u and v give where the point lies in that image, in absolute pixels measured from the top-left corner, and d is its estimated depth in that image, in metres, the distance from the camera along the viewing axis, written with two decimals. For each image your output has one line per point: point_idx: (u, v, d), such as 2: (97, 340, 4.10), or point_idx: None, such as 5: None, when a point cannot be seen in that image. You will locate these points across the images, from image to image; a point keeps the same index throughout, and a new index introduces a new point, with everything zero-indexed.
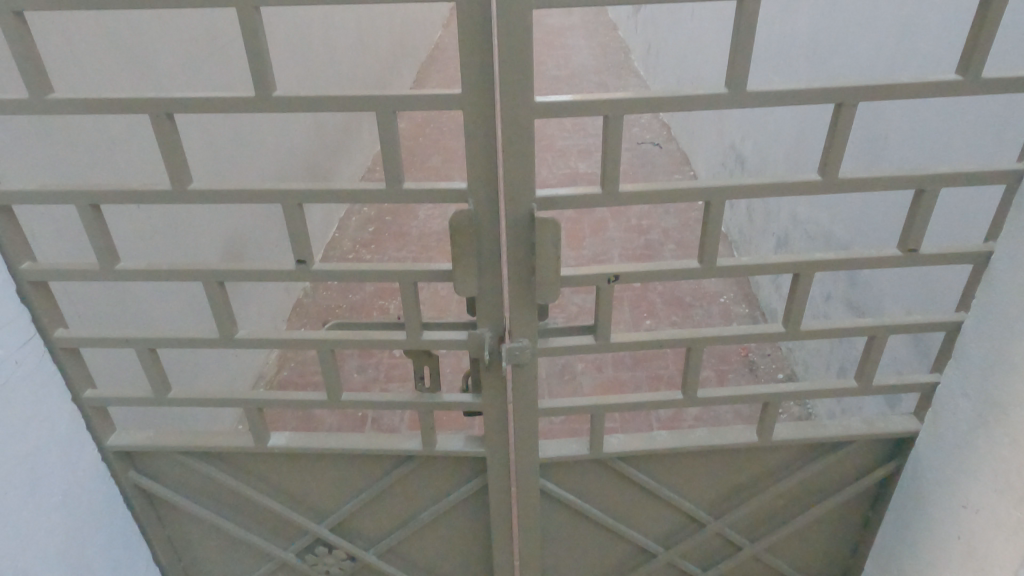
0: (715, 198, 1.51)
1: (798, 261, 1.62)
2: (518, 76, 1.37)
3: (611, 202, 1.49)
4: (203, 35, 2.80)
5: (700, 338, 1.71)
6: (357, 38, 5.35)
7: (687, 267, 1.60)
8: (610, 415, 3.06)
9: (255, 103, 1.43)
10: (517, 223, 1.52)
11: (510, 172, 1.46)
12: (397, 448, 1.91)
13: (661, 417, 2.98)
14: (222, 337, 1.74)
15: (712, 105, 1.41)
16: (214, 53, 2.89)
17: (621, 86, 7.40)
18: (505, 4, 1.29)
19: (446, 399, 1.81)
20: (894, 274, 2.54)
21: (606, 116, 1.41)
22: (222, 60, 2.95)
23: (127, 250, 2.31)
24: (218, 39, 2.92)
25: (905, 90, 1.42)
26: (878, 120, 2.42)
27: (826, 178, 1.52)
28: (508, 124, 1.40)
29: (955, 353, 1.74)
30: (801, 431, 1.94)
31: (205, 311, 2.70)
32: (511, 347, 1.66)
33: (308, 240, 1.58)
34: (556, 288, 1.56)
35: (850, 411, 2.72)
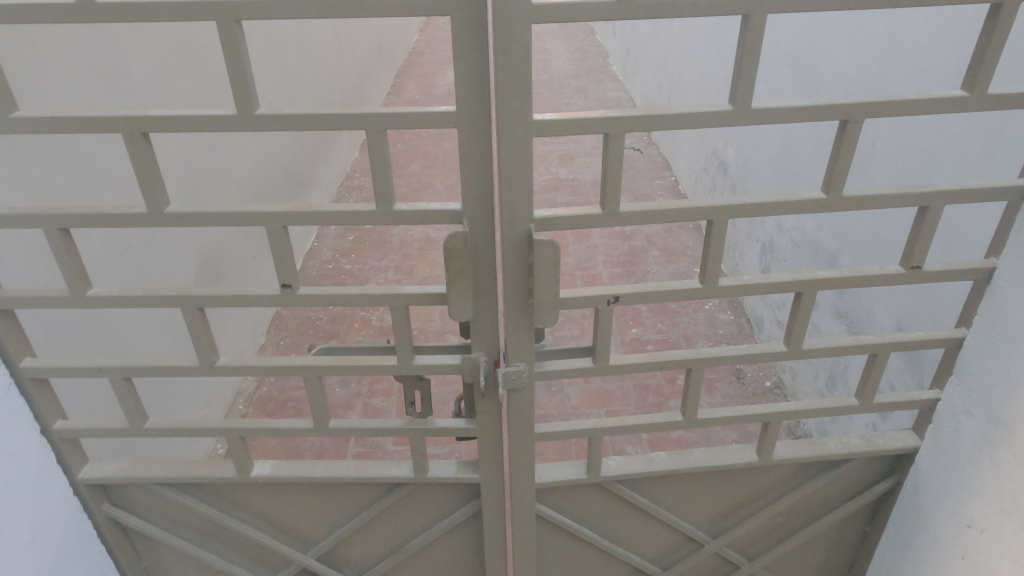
0: (719, 218, 1.44)
1: (801, 279, 1.55)
2: (516, 92, 1.27)
3: (612, 222, 1.41)
4: (180, 49, 2.70)
5: (701, 358, 1.65)
6: (333, 43, 5.26)
7: (688, 288, 1.53)
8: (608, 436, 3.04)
9: (237, 122, 1.35)
10: (513, 245, 1.43)
11: (506, 192, 1.37)
12: (388, 475, 1.84)
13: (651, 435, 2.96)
14: (200, 365, 1.65)
15: (716, 122, 1.32)
16: (191, 60, 2.78)
17: (600, 92, 7.42)
18: (501, 17, 1.20)
19: (439, 425, 1.74)
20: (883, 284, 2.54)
21: (605, 134, 1.32)
22: (200, 69, 2.84)
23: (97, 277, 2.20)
24: (196, 52, 2.82)
25: (915, 106, 1.36)
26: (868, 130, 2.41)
27: (831, 197, 1.43)
28: (502, 143, 1.32)
29: (956, 369, 1.71)
30: (802, 450, 1.90)
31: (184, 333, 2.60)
32: (506, 372, 1.59)
33: (293, 264, 1.50)
34: (555, 312, 1.47)
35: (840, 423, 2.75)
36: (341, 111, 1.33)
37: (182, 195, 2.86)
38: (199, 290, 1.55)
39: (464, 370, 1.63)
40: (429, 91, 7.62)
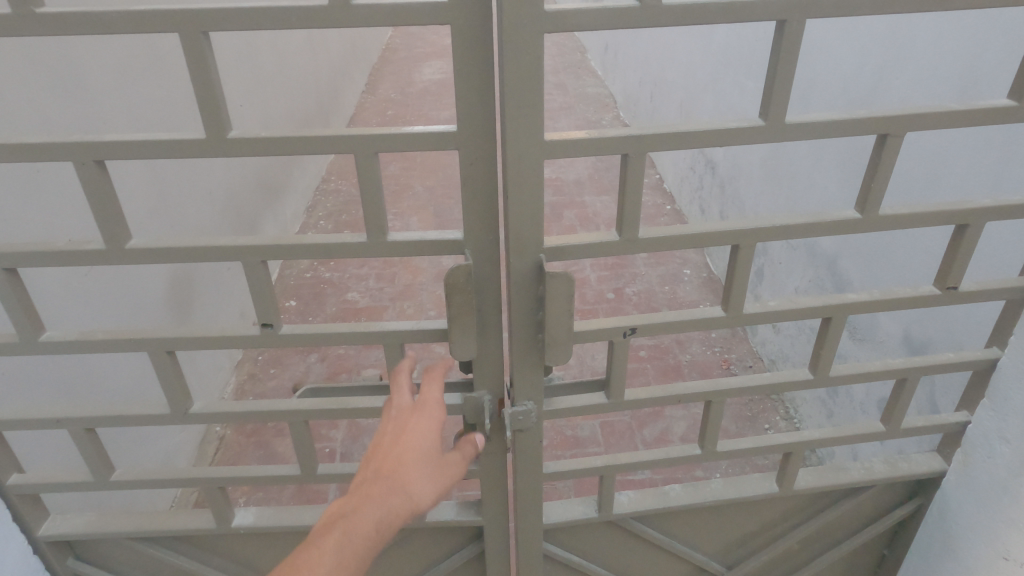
0: (746, 242, 1.31)
1: (832, 304, 1.43)
2: (526, 109, 1.12)
3: (631, 250, 1.27)
4: (139, 56, 2.50)
5: (722, 389, 1.53)
6: (305, 42, 5.05)
7: (711, 316, 1.41)
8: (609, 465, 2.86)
9: (207, 146, 1.19)
10: (522, 277, 1.29)
11: (514, 221, 1.22)
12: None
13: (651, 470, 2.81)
14: (172, 413, 1.49)
15: (747, 139, 1.19)
16: (154, 67, 2.58)
17: (579, 88, 7.29)
18: (510, 27, 1.06)
19: None
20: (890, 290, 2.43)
21: (625, 154, 1.18)
22: (164, 76, 2.65)
23: (58, 319, 2.01)
24: (158, 62, 2.62)
25: (960, 118, 1.24)
26: None
27: (865, 217, 1.31)
28: (510, 167, 1.17)
29: (990, 392, 1.61)
30: (824, 478, 1.79)
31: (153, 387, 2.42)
32: (513, 413, 1.45)
33: (274, 301, 1.36)
34: (569, 349, 1.33)
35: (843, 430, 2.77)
36: (326, 133, 1.18)
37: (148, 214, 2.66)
38: (169, 332, 1.39)
39: (466, 410, 1.49)
40: (404, 89, 7.42)
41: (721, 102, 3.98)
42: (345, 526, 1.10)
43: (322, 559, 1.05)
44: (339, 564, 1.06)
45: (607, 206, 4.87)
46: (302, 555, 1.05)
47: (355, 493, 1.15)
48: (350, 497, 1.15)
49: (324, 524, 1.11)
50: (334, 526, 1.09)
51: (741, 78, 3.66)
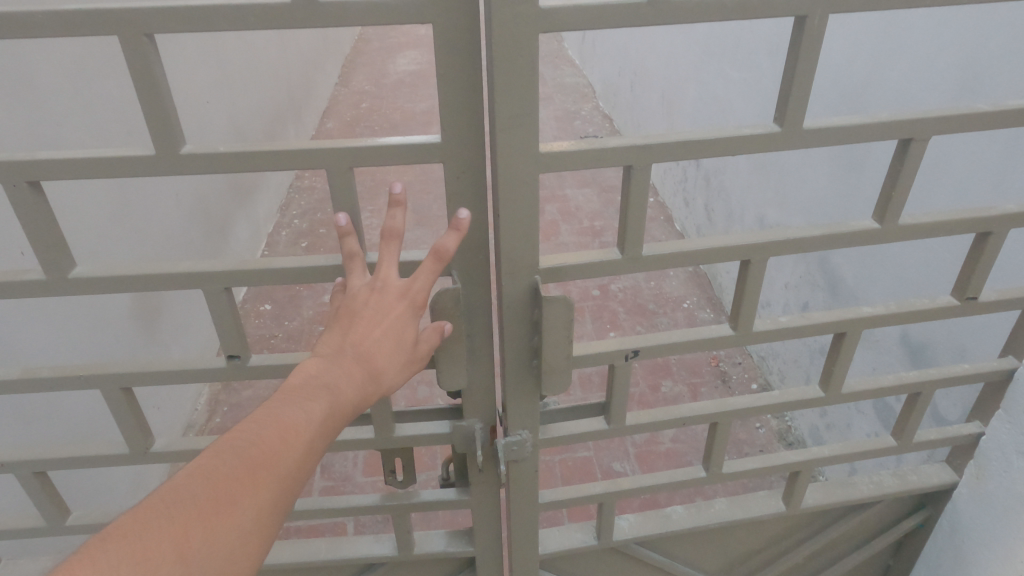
0: (758, 256, 1.21)
1: (846, 318, 1.34)
2: (521, 119, 1.00)
3: (633, 268, 1.16)
4: (82, 59, 2.32)
5: (728, 410, 1.43)
6: (273, 35, 4.86)
7: (719, 335, 1.30)
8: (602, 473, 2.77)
9: (157, 163, 1.06)
10: (515, 300, 1.17)
11: (506, 240, 1.11)
12: (369, 554, 1.58)
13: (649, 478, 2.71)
14: (131, 453, 1.38)
15: (760, 147, 1.08)
16: (98, 71, 2.40)
17: (557, 78, 7.14)
18: (502, 27, 0.94)
19: (426, 498, 1.48)
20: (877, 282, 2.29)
21: (628, 166, 1.07)
22: (111, 78, 2.48)
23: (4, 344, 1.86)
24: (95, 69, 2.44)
25: (987, 121, 1.14)
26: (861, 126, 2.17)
27: (885, 226, 1.21)
28: (503, 184, 1.05)
29: (1006, 403, 1.53)
30: (832, 494, 1.70)
31: (108, 424, 2.26)
32: (506, 444, 1.34)
33: (239, 332, 1.26)
34: (567, 378, 1.22)
35: (836, 428, 2.70)
36: (294, 147, 1.05)
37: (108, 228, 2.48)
38: (122, 368, 1.28)
39: (456, 439, 1.39)
40: (378, 81, 7.22)
41: (705, 94, 3.87)
42: (319, 401, 0.94)
43: (295, 436, 0.89)
44: (311, 445, 0.90)
45: (589, 200, 4.75)
46: (270, 422, 0.89)
47: (332, 368, 0.99)
48: (324, 369, 0.98)
49: (290, 394, 0.94)
50: (308, 402, 0.93)
51: (726, 68, 3.55)
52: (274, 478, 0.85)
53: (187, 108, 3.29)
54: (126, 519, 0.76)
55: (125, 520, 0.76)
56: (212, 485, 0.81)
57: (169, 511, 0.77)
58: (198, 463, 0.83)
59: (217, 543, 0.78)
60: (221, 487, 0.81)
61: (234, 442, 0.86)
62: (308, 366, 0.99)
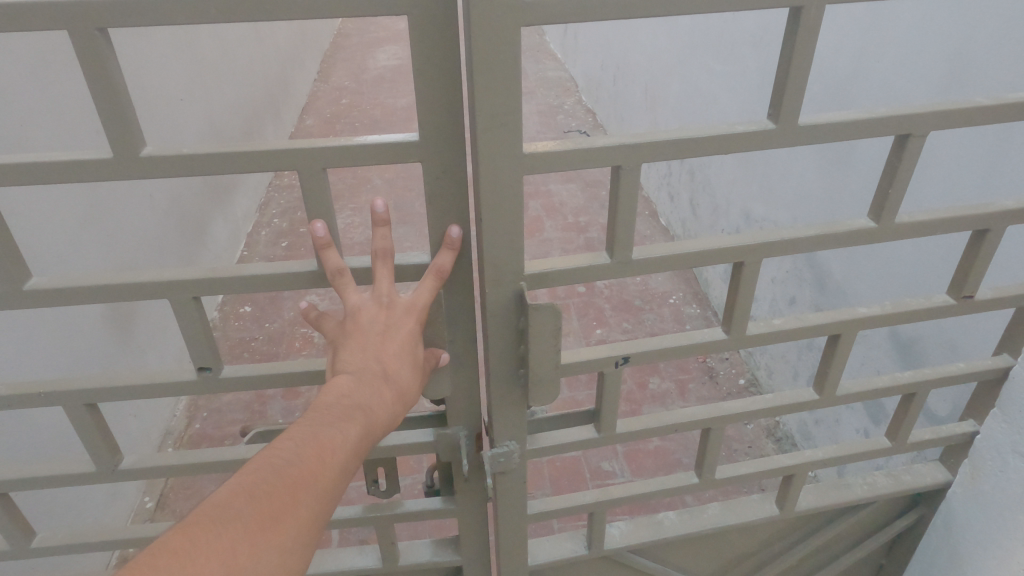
0: (751, 258, 1.16)
1: (841, 320, 1.30)
2: (503, 117, 0.95)
3: (623, 272, 1.12)
4: (32, 61, 2.23)
5: (721, 415, 1.39)
6: (249, 30, 4.75)
7: (712, 338, 1.26)
8: (591, 473, 2.73)
9: (116, 167, 1.00)
10: (500, 308, 1.12)
11: (490, 246, 1.05)
12: (352, 565, 1.52)
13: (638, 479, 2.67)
14: (99, 471, 1.33)
15: (754, 144, 1.04)
16: (49, 78, 2.31)
17: (539, 72, 7.08)
18: (482, 21, 0.88)
19: (410, 509, 1.43)
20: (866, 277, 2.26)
21: (617, 166, 1.02)
22: (65, 87, 2.39)
23: None
24: (51, 69, 2.34)
25: (985, 115, 1.10)
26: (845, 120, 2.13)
27: (882, 225, 1.17)
28: (486, 186, 1.00)
29: (1001, 402, 1.50)
30: (825, 497, 1.67)
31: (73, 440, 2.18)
32: (493, 456, 1.29)
33: (209, 343, 1.20)
34: (556, 387, 1.17)
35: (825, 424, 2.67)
36: (261, 149, 0.99)
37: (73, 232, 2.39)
38: (87, 384, 1.22)
39: (439, 446, 1.34)
40: (358, 76, 7.12)
41: (689, 87, 3.83)
42: (352, 422, 0.96)
43: (331, 456, 0.91)
44: (347, 465, 0.93)
45: (573, 195, 4.71)
46: (307, 443, 0.91)
47: (358, 387, 1.00)
48: (351, 387, 1.00)
49: (322, 413, 0.96)
50: (343, 422, 0.95)
51: (709, 61, 3.51)
52: (312, 498, 0.87)
53: (158, 106, 3.19)
54: (177, 537, 0.77)
55: (171, 537, 0.77)
56: (257, 505, 0.82)
57: (219, 532, 0.79)
58: (243, 483, 0.84)
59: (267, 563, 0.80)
60: (263, 506, 0.83)
61: (273, 462, 0.88)
62: (339, 384, 1.00)
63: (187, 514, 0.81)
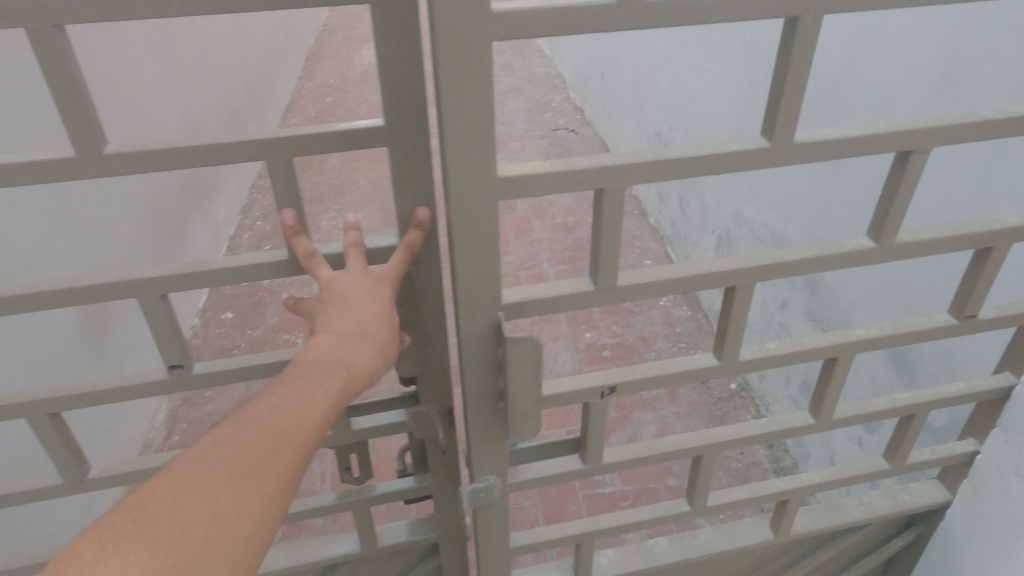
0: (744, 281, 1.09)
1: (838, 343, 1.23)
2: (476, 137, 0.87)
3: (607, 299, 1.04)
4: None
5: (712, 442, 1.32)
6: (229, 28, 4.64)
7: (702, 364, 1.19)
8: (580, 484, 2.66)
9: (73, 168, 0.92)
10: (477, 340, 1.05)
11: (465, 276, 0.98)
12: (329, 556, 1.45)
13: (629, 491, 2.61)
14: (66, 485, 1.25)
15: (745, 163, 0.97)
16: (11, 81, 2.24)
17: (526, 69, 6.99)
18: (450, 35, 0.80)
19: (385, 491, 1.38)
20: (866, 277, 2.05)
21: (599, 189, 0.95)
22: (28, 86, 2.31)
23: None
24: (14, 68, 2.25)
25: (989, 129, 1.03)
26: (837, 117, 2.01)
27: (883, 244, 1.11)
28: (459, 213, 0.92)
29: (1003, 422, 1.44)
30: (821, 519, 1.61)
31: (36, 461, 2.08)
32: (472, 491, 1.22)
33: (180, 342, 1.13)
34: (538, 421, 1.10)
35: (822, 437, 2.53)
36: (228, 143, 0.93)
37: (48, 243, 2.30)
38: (49, 394, 1.14)
39: (414, 426, 1.29)
40: (343, 73, 7.00)
41: (678, 85, 3.76)
42: (332, 376, 0.94)
43: (308, 410, 0.89)
44: (326, 419, 0.91)
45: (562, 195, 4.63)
46: (282, 398, 0.90)
47: (336, 341, 0.98)
48: (330, 342, 0.98)
49: (301, 368, 0.94)
50: (324, 379, 0.93)
51: (698, 58, 3.44)
52: (290, 453, 0.86)
53: (133, 108, 3.09)
54: (148, 491, 0.78)
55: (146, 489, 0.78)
56: (228, 461, 0.82)
57: (189, 486, 0.79)
58: (217, 439, 0.84)
59: (240, 520, 0.80)
60: (237, 463, 0.82)
61: (249, 418, 0.87)
62: (318, 342, 0.98)
63: (163, 467, 0.82)
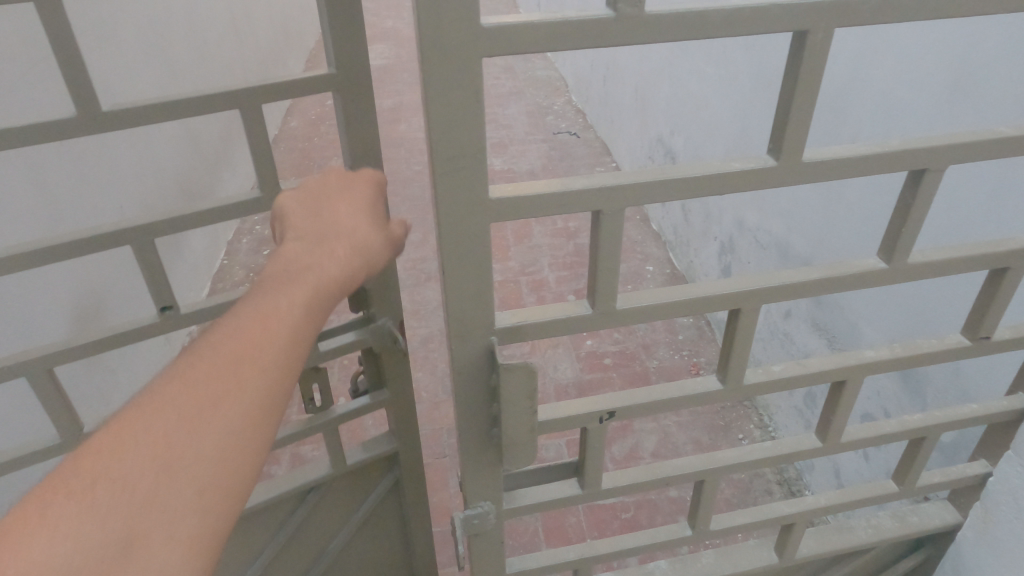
0: (748, 303, 1.05)
1: (846, 365, 1.19)
2: (467, 156, 0.83)
3: (605, 323, 1.00)
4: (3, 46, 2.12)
5: (715, 466, 1.27)
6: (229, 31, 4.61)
7: (704, 388, 1.15)
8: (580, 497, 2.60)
9: (79, 121, 1.13)
10: (469, 366, 1.00)
11: (456, 301, 0.93)
12: (302, 481, 1.62)
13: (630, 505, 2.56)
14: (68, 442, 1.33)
15: (751, 184, 0.92)
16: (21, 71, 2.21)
17: (528, 72, 6.94)
18: (440, 51, 0.76)
19: (348, 409, 1.58)
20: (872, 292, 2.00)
21: (596, 211, 0.90)
22: (34, 73, 2.27)
23: None
24: (22, 60, 2.22)
25: (1007, 146, 0.99)
26: (845, 125, 1.96)
27: (895, 266, 1.06)
28: (450, 236, 0.88)
29: (1017, 445, 1.39)
30: (825, 540, 1.56)
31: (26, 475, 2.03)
32: (465, 517, 1.17)
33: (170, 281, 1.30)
34: (533, 447, 1.06)
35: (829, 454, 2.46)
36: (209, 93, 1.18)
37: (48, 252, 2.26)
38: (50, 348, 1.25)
39: (371, 339, 1.52)
40: None
41: (681, 89, 3.71)
42: (313, 257, 0.94)
43: (295, 278, 0.89)
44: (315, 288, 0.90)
45: None
46: (265, 280, 0.89)
47: (308, 237, 0.98)
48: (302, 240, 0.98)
49: (280, 266, 0.92)
50: (300, 269, 0.91)
51: (700, 62, 3.40)
52: (280, 321, 0.83)
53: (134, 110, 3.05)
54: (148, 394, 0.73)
55: (100, 439, 0.69)
56: (216, 346, 0.78)
57: (189, 366, 0.76)
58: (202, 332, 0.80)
59: (250, 386, 0.76)
60: (223, 347, 0.78)
61: (232, 309, 0.84)
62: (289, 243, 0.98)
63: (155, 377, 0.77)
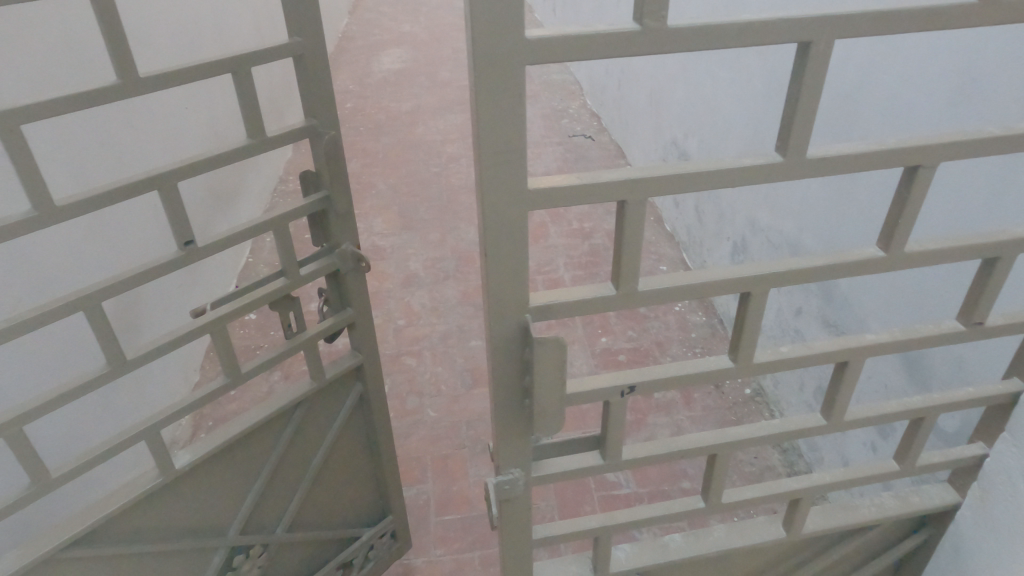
0: (758, 287, 1.15)
1: (847, 347, 1.29)
2: (510, 150, 0.94)
3: (628, 303, 1.11)
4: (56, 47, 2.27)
5: (726, 441, 1.38)
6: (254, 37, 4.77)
7: (717, 366, 1.25)
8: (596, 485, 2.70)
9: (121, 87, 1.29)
10: (506, 342, 1.12)
11: (496, 282, 1.05)
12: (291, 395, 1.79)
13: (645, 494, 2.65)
14: (115, 368, 1.42)
15: (762, 178, 1.03)
16: (71, 69, 2.36)
17: (543, 76, 7.06)
18: (490, 57, 0.87)
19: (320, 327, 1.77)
20: (880, 286, 2.08)
21: (621, 201, 1.01)
22: (81, 69, 2.42)
23: None
24: (72, 61, 2.37)
25: (995, 145, 1.09)
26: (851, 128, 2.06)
27: (891, 254, 1.16)
28: (493, 221, 0.99)
29: (1012, 427, 1.48)
30: (831, 518, 1.66)
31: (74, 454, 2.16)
32: (497, 484, 1.28)
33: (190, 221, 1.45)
34: (562, 417, 1.16)
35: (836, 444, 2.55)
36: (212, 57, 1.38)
37: (95, 247, 2.38)
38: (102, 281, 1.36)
39: (336, 260, 1.72)
40: (363, 80, 7.11)
41: (694, 93, 3.81)
42: None
43: None
44: None
45: None
46: None
47: None
48: None
49: None
50: None
51: (712, 66, 3.50)
52: None
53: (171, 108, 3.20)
54: None
55: None
56: None
57: None
58: None
59: None
60: None
61: None
62: None
63: None
